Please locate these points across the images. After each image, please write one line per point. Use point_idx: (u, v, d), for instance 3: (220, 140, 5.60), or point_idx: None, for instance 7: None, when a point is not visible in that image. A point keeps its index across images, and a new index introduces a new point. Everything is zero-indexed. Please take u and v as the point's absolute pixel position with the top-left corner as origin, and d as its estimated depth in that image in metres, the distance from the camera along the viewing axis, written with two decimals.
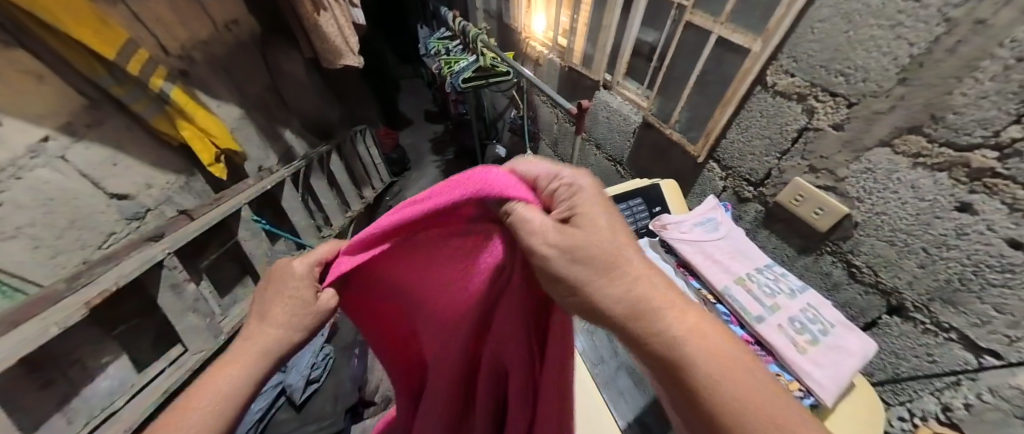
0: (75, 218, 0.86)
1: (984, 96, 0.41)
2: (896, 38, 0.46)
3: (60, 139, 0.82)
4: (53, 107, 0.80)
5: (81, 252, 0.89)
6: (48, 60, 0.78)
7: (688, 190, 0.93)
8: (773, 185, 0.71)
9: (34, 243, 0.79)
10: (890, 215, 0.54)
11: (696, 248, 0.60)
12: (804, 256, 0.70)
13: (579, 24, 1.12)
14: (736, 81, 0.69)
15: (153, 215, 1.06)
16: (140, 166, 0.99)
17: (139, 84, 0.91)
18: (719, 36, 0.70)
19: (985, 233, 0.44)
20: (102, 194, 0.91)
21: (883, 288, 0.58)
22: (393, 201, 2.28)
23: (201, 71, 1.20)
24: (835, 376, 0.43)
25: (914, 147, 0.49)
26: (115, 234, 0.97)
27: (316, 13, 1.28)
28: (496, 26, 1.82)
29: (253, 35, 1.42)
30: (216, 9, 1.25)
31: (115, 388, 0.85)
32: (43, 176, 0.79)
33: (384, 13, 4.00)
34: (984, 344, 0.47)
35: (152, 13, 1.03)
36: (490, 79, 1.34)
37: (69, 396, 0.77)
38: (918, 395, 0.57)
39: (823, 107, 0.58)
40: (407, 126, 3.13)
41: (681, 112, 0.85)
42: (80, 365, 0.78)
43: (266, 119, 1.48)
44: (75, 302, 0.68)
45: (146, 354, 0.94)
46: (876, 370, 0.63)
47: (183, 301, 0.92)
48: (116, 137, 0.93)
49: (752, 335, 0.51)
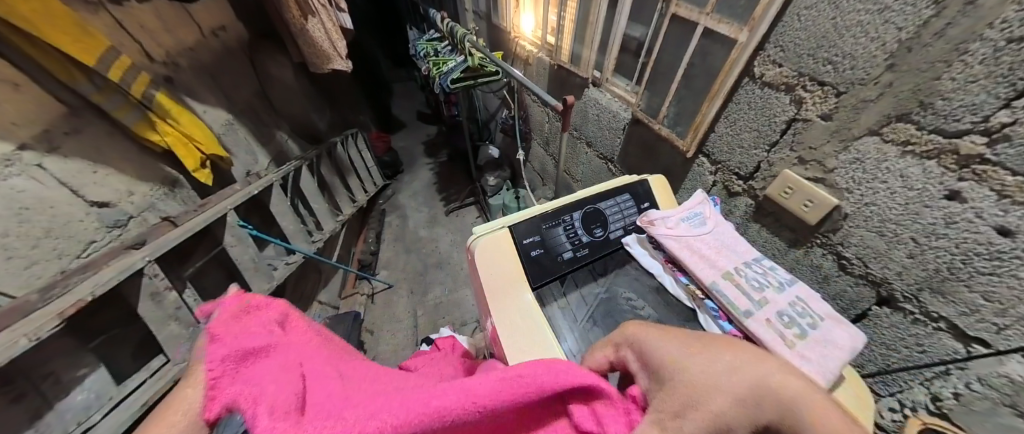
0: (52, 227, 0.83)
1: (972, 80, 0.40)
2: (883, 23, 0.45)
3: (36, 147, 0.80)
4: (28, 115, 0.78)
5: (59, 261, 0.85)
6: (26, 69, 0.78)
7: (678, 186, 0.92)
8: (763, 179, 0.70)
9: (7, 253, 0.75)
10: (879, 206, 0.53)
11: (683, 244, 0.59)
12: (794, 249, 0.68)
13: (566, 22, 1.12)
14: (722, 73, 0.67)
15: (135, 223, 1.02)
16: (120, 173, 0.97)
17: (119, 91, 0.91)
18: (705, 28, 0.69)
19: (973, 221, 0.44)
20: (81, 202, 0.89)
21: (873, 280, 0.57)
22: (386, 205, 2.27)
23: (187, 76, 1.18)
24: (823, 369, 0.43)
25: (902, 134, 0.48)
26: (96, 242, 0.93)
27: (304, 18, 1.28)
28: (485, 27, 1.82)
29: (241, 41, 1.42)
30: (203, 15, 1.25)
31: (92, 401, 0.80)
32: (17, 184, 0.76)
33: (377, 20, 4.04)
34: (973, 333, 0.47)
35: (135, 18, 1.02)
36: (479, 79, 1.33)
37: (41, 410, 0.72)
38: (908, 386, 0.56)
39: (811, 97, 0.57)
40: (400, 129, 3.13)
41: (669, 107, 0.84)
42: (53, 378, 0.75)
43: (255, 125, 1.47)
44: (49, 313, 0.66)
45: (126, 365, 0.90)
46: (866, 362, 0.62)
47: (164, 309, 0.89)
48: (96, 145, 0.91)
49: (740, 331, 0.49)
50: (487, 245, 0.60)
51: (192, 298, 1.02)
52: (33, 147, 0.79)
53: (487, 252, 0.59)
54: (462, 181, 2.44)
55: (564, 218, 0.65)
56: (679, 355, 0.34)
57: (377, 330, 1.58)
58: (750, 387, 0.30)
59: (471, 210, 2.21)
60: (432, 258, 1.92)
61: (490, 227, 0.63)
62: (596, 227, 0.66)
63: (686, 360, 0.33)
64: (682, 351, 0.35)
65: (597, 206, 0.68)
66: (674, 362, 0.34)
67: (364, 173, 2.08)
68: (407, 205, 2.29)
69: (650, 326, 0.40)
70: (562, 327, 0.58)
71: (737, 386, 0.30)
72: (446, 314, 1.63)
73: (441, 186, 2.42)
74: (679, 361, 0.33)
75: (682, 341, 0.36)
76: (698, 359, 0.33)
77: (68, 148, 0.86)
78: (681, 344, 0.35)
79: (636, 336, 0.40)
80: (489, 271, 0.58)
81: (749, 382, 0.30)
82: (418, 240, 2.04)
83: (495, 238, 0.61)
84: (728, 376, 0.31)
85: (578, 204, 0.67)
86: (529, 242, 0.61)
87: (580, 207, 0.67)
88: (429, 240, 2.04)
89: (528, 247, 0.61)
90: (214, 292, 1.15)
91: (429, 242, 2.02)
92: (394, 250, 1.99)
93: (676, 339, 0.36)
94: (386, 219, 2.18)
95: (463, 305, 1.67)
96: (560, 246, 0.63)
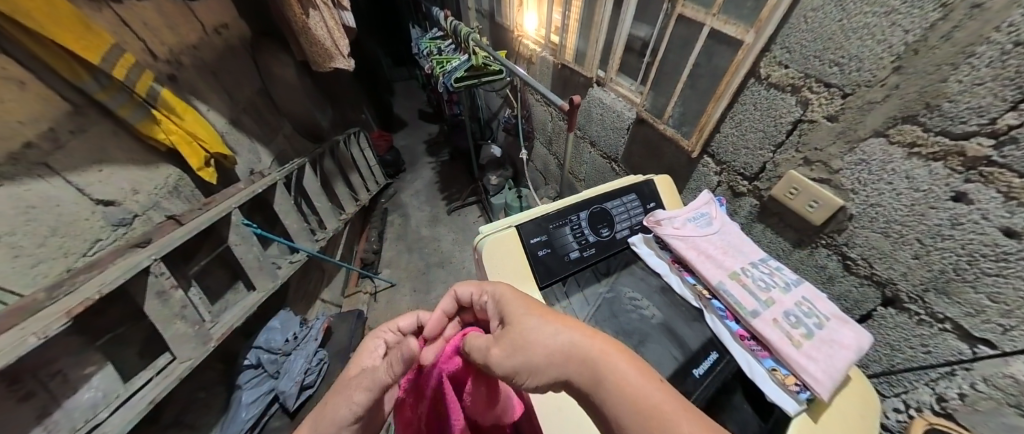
0: (58, 225, 0.83)
1: (979, 83, 0.40)
2: (890, 25, 0.46)
3: (44, 146, 0.80)
4: (34, 114, 0.78)
5: (65, 260, 0.85)
6: (31, 68, 0.79)
7: (682, 186, 0.92)
8: (767, 179, 0.70)
9: (13, 252, 0.75)
10: (884, 206, 0.53)
11: (689, 244, 0.59)
12: (798, 249, 0.69)
13: (571, 21, 1.12)
14: (729, 73, 0.67)
15: (141, 221, 1.02)
16: (126, 172, 0.97)
17: (123, 88, 0.90)
18: (711, 28, 0.69)
19: (979, 223, 0.44)
20: (87, 200, 0.89)
21: (877, 280, 0.57)
22: (388, 203, 2.28)
23: (189, 74, 1.18)
24: (829, 369, 0.44)
25: (908, 136, 0.48)
26: (101, 241, 0.93)
27: (306, 15, 1.28)
28: (488, 26, 1.82)
29: (243, 39, 1.42)
30: (205, 13, 1.25)
31: (100, 399, 0.81)
32: (24, 183, 0.77)
33: (377, 18, 4.03)
34: (979, 334, 0.47)
35: (138, 16, 1.02)
36: (483, 78, 1.33)
37: (49, 408, 0.73)
38: (913, 386, 0.56)
39: (817, 98, 0.57)
40: (402, 127, 3.13)
41: (674, 107, 0.84)
42: (61, 377, 0.75)
43: (257, 123, 1.46)
44: (58, 311, 0.66)
45: (133, 363, 0.91)
46: (870, 362, 0.63)
47: (170, 308, 0.89)
48: (101, 144, 0.92)
49: (746, 330, 0.50)
50: (494, 245, 0.60)
51: (197, 297, 1.02)
52: (40, 146, 0.79)
53: (493, 251, 0.59)
54: (464, 180, 2.45)
55: (570, 218, 0.65)
56: (531, 324, 0.38)
57: None
58: (571, 351, 0.35)
59: (473, 209, 2.22)
60: (434, 257, 1.92)
61: (495, 228, 0.63)
62: (602, 227, 0.66)
63: (533, 323, 0.38)
64: (529, 311, 0.40)
65: (603, 206, 0.68)
66: (521, 324, 0.39)
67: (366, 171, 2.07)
68: (409, 204, 2.29)
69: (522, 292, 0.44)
70: None
71: (556, 352, 0.35)
72: None
73: (443, 185, 2.42)
74: (520, 317, 0.39)
75: (540, 308, 0.40)
76: (541, 325, 0.37)
77: (74, 147, 0.86)
78: (541, 316, 0.38)
79: (510, 293, 0.44)
80: (496, 269, 0.58)
81: (562, 344, 0.35)
82: (420, 239, 2.05)
83: (501, 238, 0.61)
84: (558, 339, 0.36)
85: (585, 204, 0.67)
86: (535, 241, 0.61)
87: (587, 207, 0.67)
88: (431, 239, 2.05)
89: (535, 247, 0.61)
90: (219, 290, 1.15)
91: (432, 241, 2.02)
92: (396, 249, 2.00)
93: (536, 310, 0.40)
94: (388, 218, 2.18)
95: None
96: (566, 246, 0.63)
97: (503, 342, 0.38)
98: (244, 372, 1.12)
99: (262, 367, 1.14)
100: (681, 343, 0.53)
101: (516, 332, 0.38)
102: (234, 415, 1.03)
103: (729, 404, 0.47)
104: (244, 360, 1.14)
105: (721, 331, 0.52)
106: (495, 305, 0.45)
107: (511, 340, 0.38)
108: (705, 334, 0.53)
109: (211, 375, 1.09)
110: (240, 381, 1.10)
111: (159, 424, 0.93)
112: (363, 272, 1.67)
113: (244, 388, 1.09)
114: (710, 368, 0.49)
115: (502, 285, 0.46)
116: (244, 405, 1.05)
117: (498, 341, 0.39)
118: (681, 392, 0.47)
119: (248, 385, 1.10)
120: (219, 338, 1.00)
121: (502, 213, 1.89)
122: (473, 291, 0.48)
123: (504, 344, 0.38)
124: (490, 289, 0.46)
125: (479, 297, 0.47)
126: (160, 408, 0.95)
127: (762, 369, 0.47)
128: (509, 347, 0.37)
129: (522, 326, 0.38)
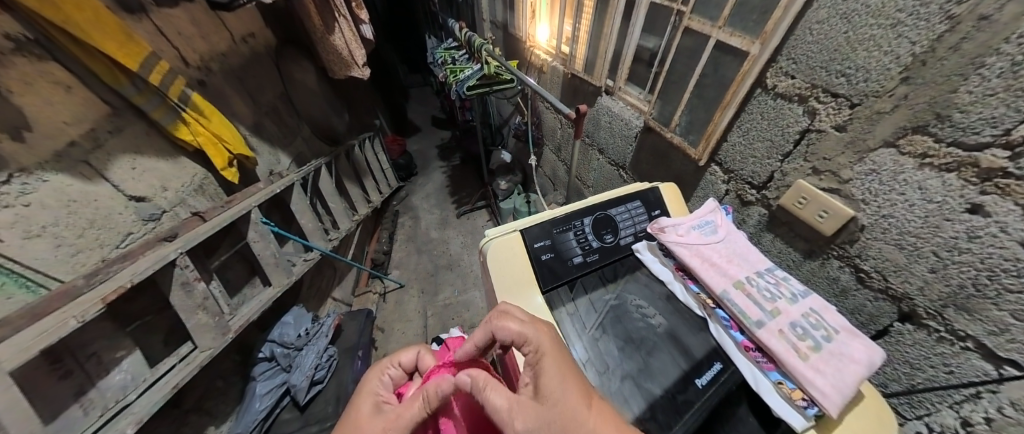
0: (95, 218, 0.88)
1: (990, 94, 0.40)
2: (896, 37, 0.46)
3: (86, 145, 0.87)
4: (80, 115, 0.86)
5: (100, 251, 0.90)
6: (78, 73, 0.86)
7: (689, 194, 0.92)
8: (777, 188, 0.69)
9: (56, 242, 0.81)
10: (898, 218, 0.52)
11: (693, 251, 0.60)
12: (809, 261, 0.67)
13: (582, 32, 1.15)
14: (734, 84, 0.68)
15: (168, 217, 1.07)
16: (157, 170, 1.03)
17: (158, 93, 0.97)
18: (716, 40, 0.70)
19: (997, 236, 0.43)
20: (121, 196, 0.94)
21: (893, 294, 0.56)
22: (399, 206, 2.34)
23: (218, 80, 1.24)
24: (838, 384, 0.43)
25: (920, 147, 0.48)
26: (133, 234, 0.98)
27: (326, 27, 1.35)
28: (502, 36, 1.87)
29: (267, 47, 1.50)
30: (235, 24, 1.32)
31: (128, 382, 0.85)
32: (67, 179, 0.83)
33: (392, 30, 4.20)
34: (1004, 354, 0.45)
35: (173, 27, 1.10)
36: (494, 87, 1.36)
37: (84, 387, 0.78)
38: (936, 408, 0.54)
39: (825, 108, 0.57)
40: (415, 133, 3.21)
41: (681, 116, 0.84)
42: (96, 359, 0.80)
43: (276, 125, 1.53)
44: (95, 298, 0.71)
45: (158, 350, 0.95)
46: (890, 381, 0.60)
47: (194, 300, 0.93)
48: (137, 144, 0.98)
49: (752, 342, 0.50)
50: (498, 247, 0.61)
51: (218, 289, 1.05)
52: (82, 145, 0.86)
53: (499, 254, 0.61)
54: (474, 185, 2.49)
55: (575, 223, 0.66)
56: (567, 406, 0.40)
57: (388, 328, 1.62)
58: None
59: (481, 213, 2.25)
60: (443, 259, 1.95)
61: (500, 231, 0.65)
62: (607, 233, 0.67)
63: (570, 408, 0.40)
64: (567, 391, 0.41)
65: (608, 212, 0.69)
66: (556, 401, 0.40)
67: (379, 174, 2.13)
68: (419, 207, 2.35)
69: (559, 348, 0.45)
70: (570, 334, 0.57)
71: None
72: (456, 314, 1.65)
73: (453, 189, 2.47)
74: (558, 397, 0.40)
75: (577, 387, 0.41)
76: (578, 413, 0.39)
77: (113, 146, 0.93)
78: (579, 400, 0.40)
79: (556, 354, 0.44)
80: (500, 272, 0.60)
81: None
82: (429, 242, 2.09)
83: (506, 241, 0.62)
84: None
85: (590, 209, 0.68)
86: (539, 245, 0.63)
87: (591, 213, 0.68)
88: (440, 242, 2.08)
89: (539, 251, 0.62)
90: (237, 284, 1.21)
91: (440, 244, 2.06)
92: (406, 250, 2.04)
93: (575, 387, 0.41)
94: (398, 221, 2.23)
95: (473, 306, 1.68)
96: (570, 250, 0.64)
97: (534, 411, 0.40)
98: (258, 364, 1.16)
99: (275, 360, 1.18)
100: (686, 351, 0.53)
101: (550, 408, 0.40)
102: (249, 405, 1.07)
103: (733, 414, 0.47)
104: (258, 354, 1.18)
105: (725, 341, 0.52)
106: (532, 357, 0.45)
107: (543, 416, 0.39)
108: (709, 344, 0.53)
109: (228, 365, 1.14)
110: (256, 373, 1.13)
111: (180, 409, 0.97)
112: (373, 273, 1.71)
113: (258, 379, 1.12)
114: (713, 378, 0.49)
115: (546, 334, 0.46)
116: (258, 396, 1.09)
117: (527, 408, 0.40)
118: (682, 401, 0.47)
119: (262, 377, 1.13)
120: (237, 330, 1.04)
121: (510, 218, 1.91)
122: (514, 338, 0.46)
123: (536, 416, 0.39)
124: (535, 339, 0.45)
125: (518, 340, 0.46)
126: (180, 395, 0.99)
127: (767, 382, 0.47)
128: (538, 420, 0.39)
129: (558, 406, 0.40)
